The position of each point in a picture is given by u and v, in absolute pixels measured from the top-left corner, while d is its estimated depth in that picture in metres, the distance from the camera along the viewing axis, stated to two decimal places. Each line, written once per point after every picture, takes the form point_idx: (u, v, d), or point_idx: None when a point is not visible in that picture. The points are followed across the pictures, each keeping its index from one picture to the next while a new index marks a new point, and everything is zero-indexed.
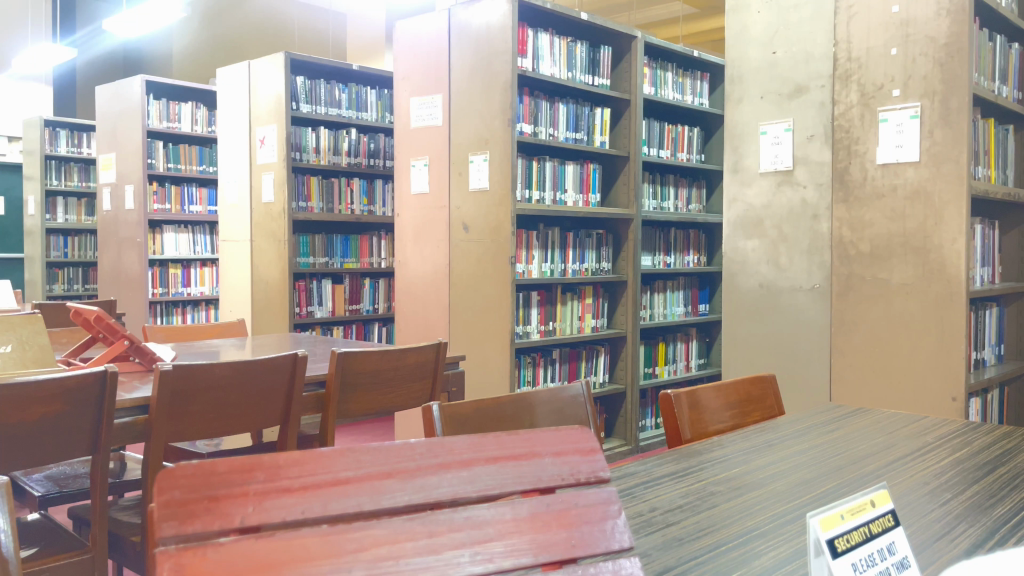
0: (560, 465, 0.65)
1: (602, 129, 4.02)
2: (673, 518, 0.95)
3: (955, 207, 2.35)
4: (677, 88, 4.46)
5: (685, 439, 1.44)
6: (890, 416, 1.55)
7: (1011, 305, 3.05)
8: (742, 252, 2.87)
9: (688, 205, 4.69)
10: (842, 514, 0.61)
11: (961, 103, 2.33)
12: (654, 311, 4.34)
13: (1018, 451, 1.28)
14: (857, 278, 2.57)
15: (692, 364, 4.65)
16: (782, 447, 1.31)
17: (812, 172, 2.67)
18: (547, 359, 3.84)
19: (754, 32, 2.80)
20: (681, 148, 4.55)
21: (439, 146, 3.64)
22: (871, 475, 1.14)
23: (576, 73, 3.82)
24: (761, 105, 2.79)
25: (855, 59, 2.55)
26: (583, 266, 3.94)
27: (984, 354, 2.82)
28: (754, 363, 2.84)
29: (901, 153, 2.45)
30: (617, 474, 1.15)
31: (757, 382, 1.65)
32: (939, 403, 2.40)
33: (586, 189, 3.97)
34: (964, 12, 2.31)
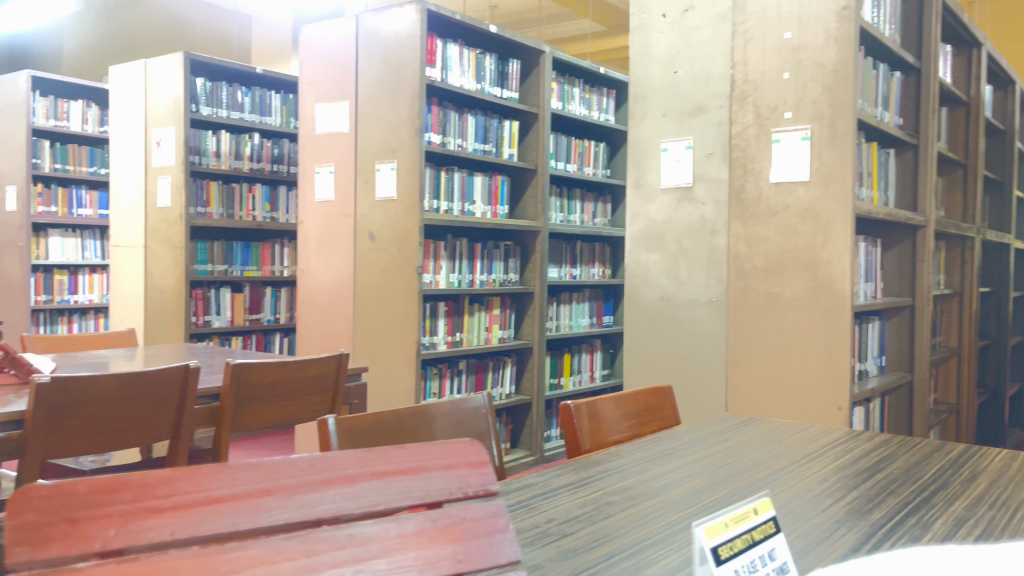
0: (449, 479, 0.64)
1: (510, 141, 4.05)
2: (569, 529, 0.96)
3: (841, 226, 2.47)
4: (583, 103, 4.54)
5: (584, 449, 1.45)
6: (780, 425, 1.61)
7: (892, 319, 3.23)
8: (643, 265, 2.93)
9: (594, 219, 4.76)
10: (726, 522, 0.63)
11: (846, 127, 2.45)
12: (560, 322, 4.41)
13: (894, 458, 1.35)
14: (751, 291, 2.66)
15: (597, 374, 4.72)
16: (679, 457, 1.33)
17: (710, 189, 2.76)
18: (454, 371, 3.82)
19: (657, 51, 2.88)
20: (588, 162, 4.63)
21: (345, 154, 3.58)
22: (759, 482, 1.18)
23: (485, 85, 3.84)
24: (663, 122, 2.86)
25: (751, 82, 2.65)
26: (490, 277, 3.95)
27: (868, 365, 2.98)
28: (655, 373, 2.91)
29: (793, 173, 2.56)
30: (516, 487, 1.15)
31: (655, 393, 1.68)
32: (827, 413, 2.51)
33: (495, 201, 3.99)
34: (850, 41, 2.44)
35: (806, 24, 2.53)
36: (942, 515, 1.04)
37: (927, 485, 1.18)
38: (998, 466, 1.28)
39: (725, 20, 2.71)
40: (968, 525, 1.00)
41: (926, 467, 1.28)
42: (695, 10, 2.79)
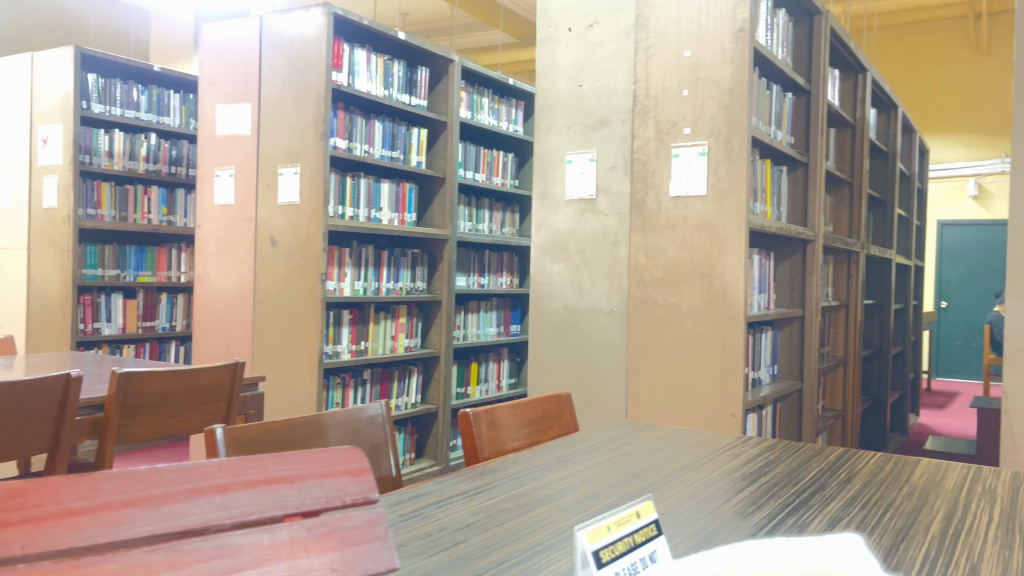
0: (326, 487, 0.63)
1: (418, 149, 4.03)
2: (461, 537, 0.96)
3: (735, 239, 2.56)
4: (492, 113, 4.57)
5: (482, 456, 1.46)
6: (674, 431, 1.65)
7: (784, 329, 3.38)
8: (548, 275, 2.98)
9: (502, 228, 4.78)
10: (608, 526, 0.64)
11: (741, 143, 2.55)
12: (467, 331, 4.42)
13: (777, 461, 1.41)
14: (650, 301, 2.74)
15: (503, 383, 4.74)
16: (574, 463, 1.35)
17: (612, 201, 2.82)
18: (358, 380, 3.75)
19: (562, 65, 2.93)
20: (496, 172, 4.65)
21: (246, 158, 3.49)
22: (649, 487, 1.21)
23: (392, 91, 3.82)
24: (568, 134, 2.91)
25: (652, 97, 2.73)
26: (396, 285, 3.91)
27: (761, 373, 3.10)
28: (558, 381, 2.94)
29: (691, 187, 2.64)
30: (409, 495, 1.14)
31: (554, 400, 1.70)
32: (720, 419, 2.59)
33: (402, 208, 3.96)
34: (745, 62, 2.54)
35: (704, 43, 2.62)
36: (816, 515, 1.09)
37: (806, 487, 1.24)
38: (872, 468, 1.35)
39: (628, 36, 2.78)
40: (839, 523, 1.05)
41: (807, 469, 1.35)
42: (600, 25, 2.85)
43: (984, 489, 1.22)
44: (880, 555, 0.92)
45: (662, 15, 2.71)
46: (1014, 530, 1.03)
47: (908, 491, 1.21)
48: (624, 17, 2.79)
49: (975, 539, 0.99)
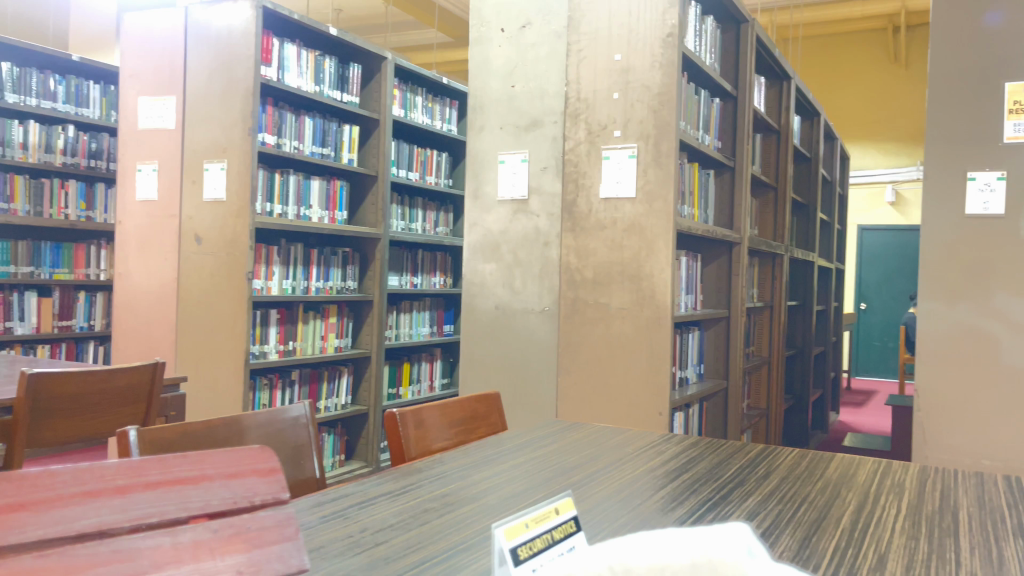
0: (232, 488, 0.64)
1: (350, 146, 3.98)
2: (383, 538, 0.95)
3: (663, 240, 2.61)
4: (426, 112, 4.55)
5: (408, 457, 1.44)
6: (600, 429, 1.67)
7: (710, 329, 3.46)
8: (480, 275, 2.97)
9: (435, 228, 4.76)
10: (526, 523, 0.64)
11: (669, 147, 2.59)
12: (399, 331, 4.39)
13: (700, 458, 1.44)
14: (581, 301, 2.76)
15: (436, 384, 4.72)
16: (500, 462, 1.36)
17: (544, 202, 2.84)
18: (286, 381, 3.67)
19: (495, 65, 2.93)
20: (430, 171, 4.63)
21: (170, 153, 3.39)
22: (574, 485, 1.21)
23: (323, 87, 3.76)
24: (500, 135, 2.92)
25: (583, 99, 2.76)
26: (326, 284, 3.85)
27: (687, 373, 3.16)
28: (490, 381, 2.94)
29: (620, 189, 2.68)
30: (331, 496, 1.12)
31: (483, 400, 1.70)
32: (647, 417, 2.64)
33: (333, 206, 3.91)
34: (673, 67, 2.59)
35: (635, 47, 2.66)
36: (735, 510, 1.11)
37: (725, 483, 1.26)
38: (790, 463, 1.40)
39: (560, 38, 2.80)
40: (757, 518, 1.07)
41: (727, 465, 1.38)
42: (532, 26, 2.86)
43: (893, 482, 1.27)
44: (794, 549, 0.95)
45: (593, 18, 2.74)
46: (920, 522, 1.07)
47: (822, 485, 1.25)
48: (557, 19, 2.81)
49: (883, 531, 1.03)
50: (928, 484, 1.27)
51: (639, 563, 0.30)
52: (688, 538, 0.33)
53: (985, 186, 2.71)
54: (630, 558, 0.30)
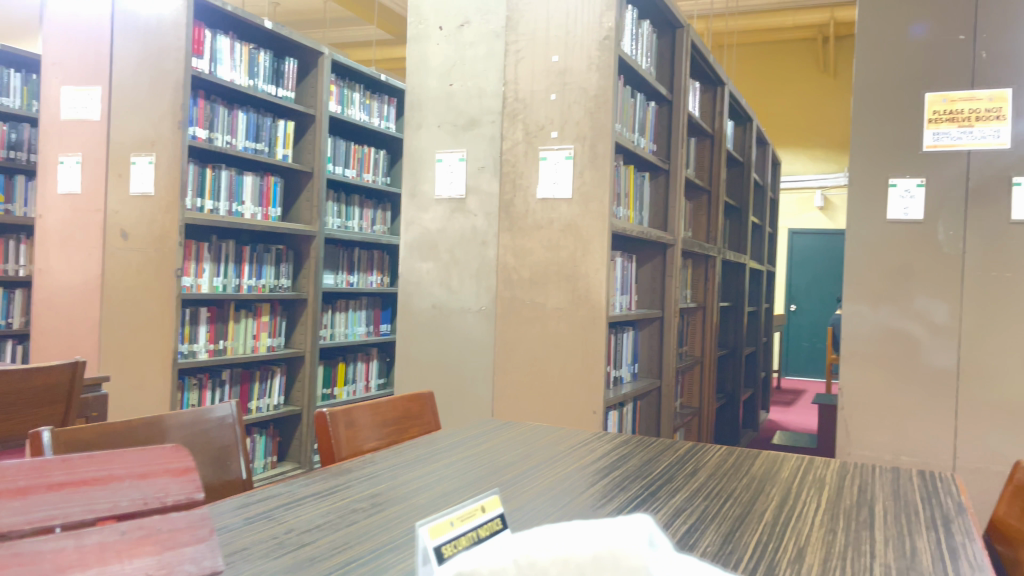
0: (140, 488, 0.71)
1: (284, 142, 3.91)
2: (309, 539, 0.93)
3: (599, 241, 2.63)
4: (363, 109, 4.50)
5: (339, 458, 1.43)
6: (533, 428, 1.68)
7: (644, 329, 3.51)
8: (417, 274, 2.95)
9: (372, 226, 4.71)
10: (451, 521, 0.63)
11: (605, 149, 2.62)
12: (335, 330, 4.32)
13: (630, 455, 1.46)
14: (517, 301, 2.77)
15: (371, 384, 4.67)
16: (432, 461, 1.35)
17: (481, 201, 2.84)
18: (216, 381, 3.58)
19: (432, 63, 2.92)
20: (367, 169, 4.58)
21: (95, 144, 3.28)
22: (505, 483, 1.21)
23: (257, 82, 3.68)
24: (438, 133, 2.91)
25: (521, 100, 2.77)
26: (259, 282, 3.77)
27: (622, 372, 3.20)
28: (426, 381, 2.93)
29: (557, 190, 2.70)
30: (256, 498, 1.10)
31: (416, 399, 1.69)
32: (582, 416, 2.66)
33: (266, 203, 3.83)
34: (609, 70, 2.62)
35: (572, 49, 2.68)
36: (661, 507, 1.13)
37: (653, 480, 1.28)
38: (717, 460, 1.42)
39: (498, 38, 2.80)
40: (682, 514, 1.09)
41: (657, 463, 1.40)
42: (470, 25, 2.85)
43: (814, 478, 1.31)
44: (716, 544, 0.96)
45: (531, 19, 2.75)
46: (838, 515, 1.10)
47: (748, 481, 1.28)
48: (495, 18, 2.80)
49: (803, 525, 1.06)
50: (847, 478, 1.31)
51: (546, 553, 0.37)
52: (599, 529, 0.39)
53: (905, 192, 2.81)
54: (538, 551, 0.36)
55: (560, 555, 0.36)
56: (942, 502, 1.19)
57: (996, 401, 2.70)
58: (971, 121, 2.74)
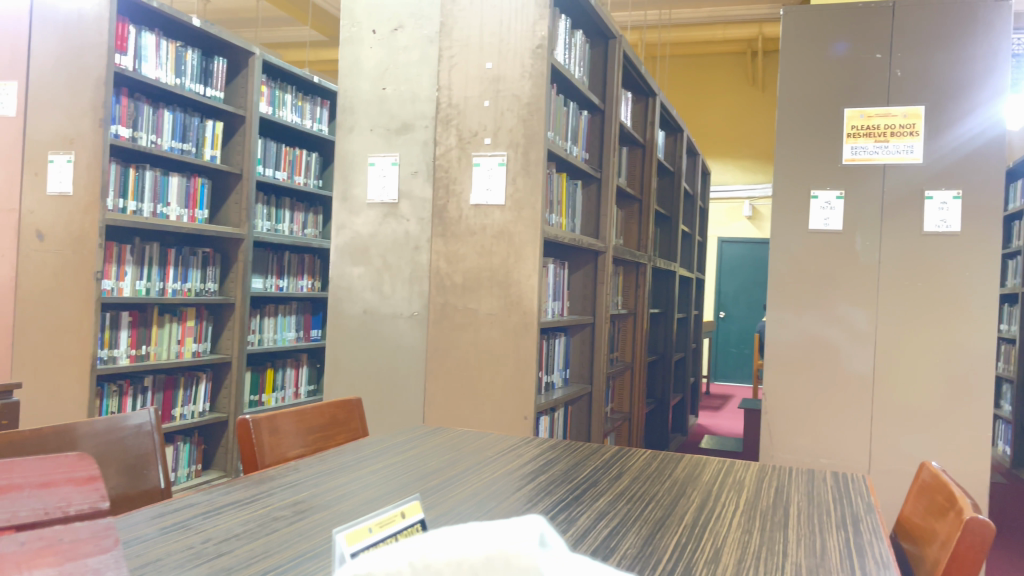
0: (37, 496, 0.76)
1: (212, 142, 3.82)
2: (227, 548, 0.91)
3: (531, 248, 2.65)
4: (295, 111, 4.43)
5: (261, 465, 1.40)
6: (461, 434, 1.67)
7: (576, 335, 3.54)
8: (347, 279, 2.92)
9: (303, 230, 4.64)
10: (369, 528, 0.63)
11: (538, 156, 2.64)
12: (263, 336, 4.24)
13: (557, 460, 1.48)
14: (449, 306, 2.77)
15: (301, 391, 4.60)
16: (358, 468, 1.34)
17: (414, 206, 2.83)
18: (137, 388, 3.47)
19: (366, 66, 2.90)
20: (298, 171, 4.51)
21: (11, 141, 3.16)
22: (431, 489, 1.21)
23: (185, 80, 3.59)
24: (370, 137, 2.89)
25: (454, 105, 2.77)
26: (184, 286, 3.68)
27: (553, 378, 3.22)
28: (356, 387, 2.90)
29: (490, 196, 2.71)
30: (174, 507, 1.07)
31: (343, 406, 1.68)
32: (513, 421, 2.67)
33: (193, 204, 3.74)
34: (542, 78, 2.64)
35: (505, 57, 2.69)
36: (585, 510, 1.14)
37: (578, 484, 1.30)
38: (641, 464, 1.45)
39: (432, 43, 2.80)
40: (605, 517, 1.11)
41: (583, 467, 1.42)
42: (404, 30, 2.84)
43: (734, 480, 1.35)
44: (637, 546, 0.99)
45: (465, 25, 2.75)
46: (755, 516, 1.14)
47: (670, 484, 1.31)
48: (429, 24, 2.80)
49: (720, 526, 1.09)
50: (765, 480, 1.35)
51: (442, 553, 0.33)
52: (494, 526, 0.35)
53: (826, 204, 2.92)
54: (434, 551, 0.33)
55: (454, 555, 0.33)
56: (852, 502, 1.23)
57: (909, 406, 2.82)
58: (886, 136, 2.86)
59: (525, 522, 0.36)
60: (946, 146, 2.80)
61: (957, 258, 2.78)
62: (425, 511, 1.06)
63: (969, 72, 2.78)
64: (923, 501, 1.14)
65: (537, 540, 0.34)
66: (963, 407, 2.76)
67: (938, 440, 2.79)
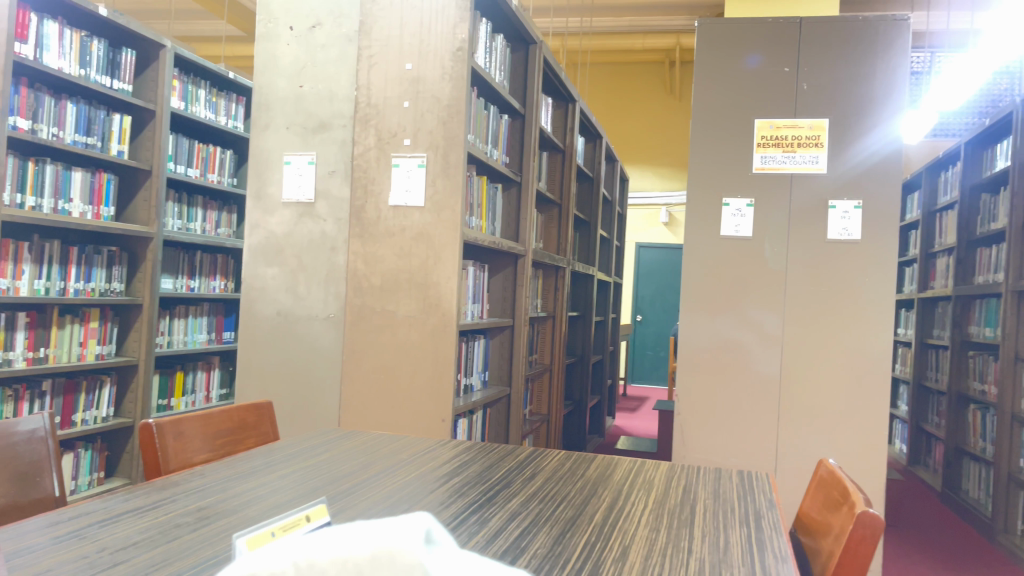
0: None
1: (120, 137, 3.67)
2: (124, 556, 0.88)
3: (450, 250, 2.65)
4: (209, 107, 4.30)
5: (166, 471, 1.36)
6: (374, 437, 1.65)
7: (496, 338, 3.55)
8: (261, 279, 2.85)
9: (216, 229, 4.51)
10: (272, 532, 0.63)
11: (457, 158, 2.64)
12: (173, 338, 4.10)
13: (472, 462, 1.47)
14: (367, 308, 2.74)
15: (212, 395, 4.47)
16: (268, 472, 1.31)
17: (331, 206, 2.78)
18: (34, 392, 3.30)
19: (282, 63, 2.84)
20: (211, 169, 4.38)
21: None
22: (343, 493, 1.20)
23: (90, 72, 3.45)
24: (286, 135, 2.83)
25: (373, 105, 2.74)
26: (87, 286, 3.52)
27: (472, 380, 3.22)
28: (269, 391, 2.84)
29: (409, 198, 2.69)
30: (67, 516, 1.02)
31: (253, 409, 1.64)
32: (431, 424, 2.66)
33: (98, 201, 3.59)
34: (463, 80, 2.64)
35: (425, 58, 2.68)
36: (497, 511, 1.15)
37: (492, 485, 1.30)
38: (555, 465, 1.47)
39: (351, 42, 2.77)
40: (517, 517, 1.12)
41: (497, 469, 1.42)
42: (322, 27, 2.80)
43: (644, 480, 1.37)
44: (548, 546, 1.00)
45: (384, 25, 2.73)
46: (663, 514, 1.17)
47: (582, 484, 1.33)
48: (348, 22, 2.77)
49: (629, 524, 1.11)
50: (674, 479, 1.39)
51: (325, 552, 0.34)
52: (379, 526, 0.35)
53: (736, 211, 3.01)
54: (317, 550, 0.33)
55: (337, 555, 0.33)
56: (755, 499, 1.28)
57: (814, 406, 2.93)
58: (793, 147, 2.97)
59: (411, 520, 0.36)
60: (848, 159, 2.93)
61: (858, 265, 2.91)
62: (334, 515, 1.04)
63: (870, 88, 2.92)
64: (819, 497, 1.19)
65: (420, 538, 0.35)
66: (864, 407, 2.89)
67: (839, 438, 2.91)
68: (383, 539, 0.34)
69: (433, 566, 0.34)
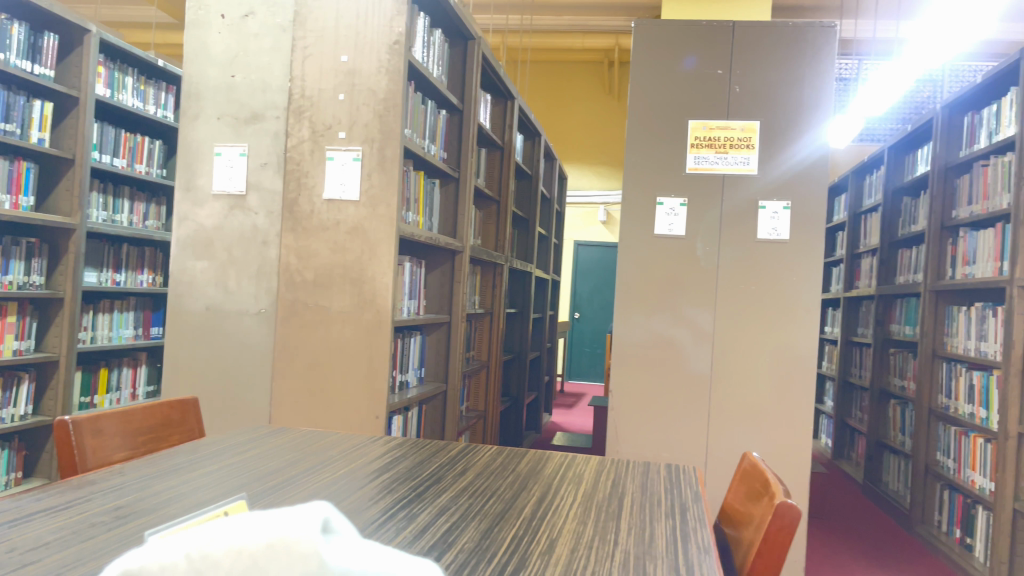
0: None
1: (40, 124, 3.54)
2: (33, 558, 0.84)
3: (385, 245, 2.62)
4: (137, 95, 4.17)
5: (85, 469, 1.31)
6: (302, 434, 1.63)
7: (432, 334, 3.53)
8: (189, 273, 2.78)
9: (144, 222, 4.39)
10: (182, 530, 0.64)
11: (393, 153, 2.62)
12: (97, 333, 3.96)
13: (403, 458, 1.46)
14: (299, 304, 2.69)
15: (139, 392, 4.34)
16: (191, 470, 1.28)
17: (263, 199, 2.73)
18: None
19: (214, 51, 2.77)
20: (139, 159, 4.25)
21: None
22: (270, 490, 1.17)
23: (9, 55, 3.30)
24: (217, 125, 2.77)
25: (308, 97, 2.69)
26: (5, 278, 3.37)
27: (407, 376, 3.20)
28: (197, 387, 2.77)
29: (344, 192, 2.65)
30: None
31: (176, 405, 1.60)
32: (364, 420, 2.63)
33: (17, 190, 3.45)
34: (400, 74, 2.62)
35: (361, 51, 2.65)
36: (427, 507, 1.14)
37: (422, 481, 1.29)
38: (486, 460, 1.47)
39: (285, 32, 2.72)
40: (447, 513, 1.11)
41: (428, 465, 1.42)
42: (255, 16, 2.74)
43: (574, 474, 1.39)
44: (475, 541, 0.99)
45: (320, 16, 2.69)
46: (591, 508, 1.18)
47: (512, 479, 1.33)
48: (282, 11, 2.71)
49: (557, 518, 1.12)
50: (603, 473, 1.40)
51: (221, 543, 0.37)
52: (277, 516, 0.39)
53: (670, 211, 3.07)
54: (212, 542, 0.37)
55: (231, 545, 0.36)
56: (681, 492, 1.30)
57: (742, 402, 3.01)
58: (725, 148, 3.04)
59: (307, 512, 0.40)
60: (779, 161, 3.00)
61: (786, 264, 2.99)
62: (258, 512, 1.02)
63: (799, 92, 3.00)
64: (743, 488, 1.21)
65: (317, 529, 0.38)
66: (791, 403, 2.97)
67: (766, 433, 2.99)
68: (277, 529, 0.37)
69: (328, 553, 0.37)
